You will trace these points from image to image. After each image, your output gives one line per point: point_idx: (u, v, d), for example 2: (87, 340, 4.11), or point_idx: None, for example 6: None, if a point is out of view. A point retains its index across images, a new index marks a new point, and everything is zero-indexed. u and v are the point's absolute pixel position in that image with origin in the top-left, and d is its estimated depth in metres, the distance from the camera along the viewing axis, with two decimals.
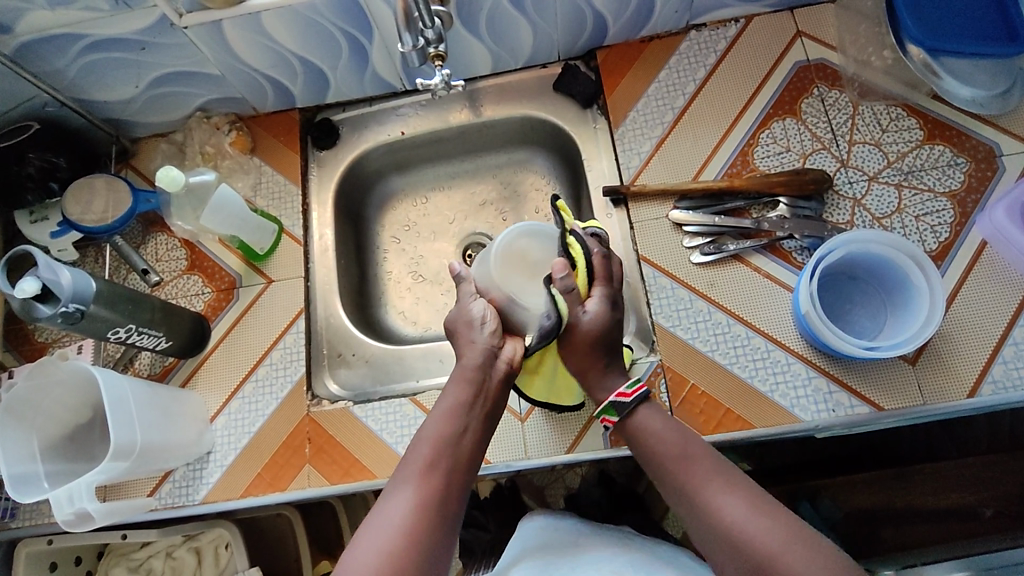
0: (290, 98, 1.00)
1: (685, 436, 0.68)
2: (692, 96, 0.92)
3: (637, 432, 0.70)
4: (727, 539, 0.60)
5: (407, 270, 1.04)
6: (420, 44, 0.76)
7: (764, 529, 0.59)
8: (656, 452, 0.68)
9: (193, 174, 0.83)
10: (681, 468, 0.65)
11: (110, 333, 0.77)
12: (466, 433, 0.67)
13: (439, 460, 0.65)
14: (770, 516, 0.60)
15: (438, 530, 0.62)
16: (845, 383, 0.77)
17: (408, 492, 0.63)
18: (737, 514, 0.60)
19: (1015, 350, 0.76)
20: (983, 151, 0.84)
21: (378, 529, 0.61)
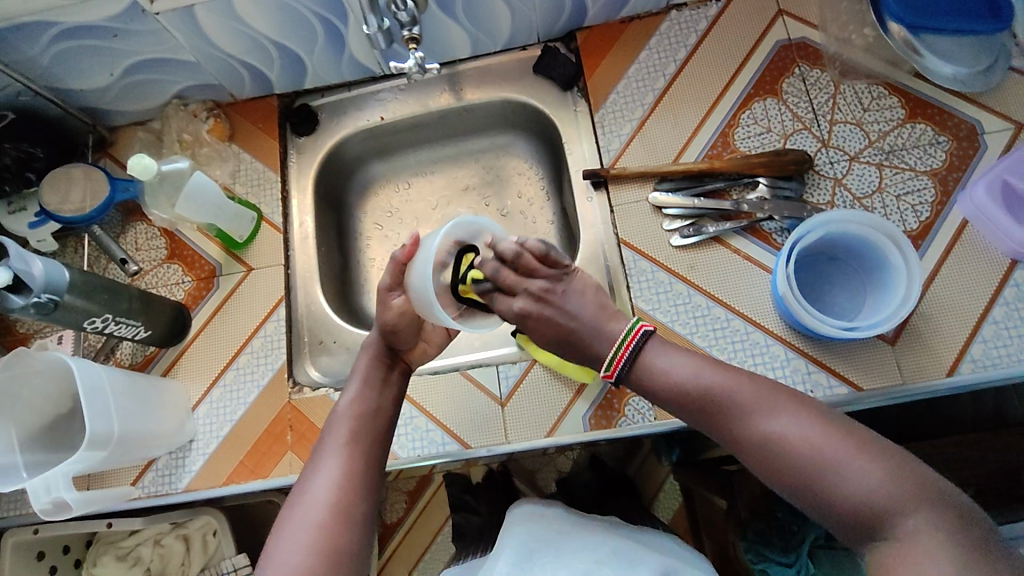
0: (267, 84, 0.98)
1: (703, 366, 0.64)
2: (673, 78, 0.91)
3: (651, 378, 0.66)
4: (771, 463, 0.58)
5: (390, 256, 1.04)
6: (385, 25, 0.75)
7: (806, 440, 0.57)
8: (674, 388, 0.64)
9: (167, 162, 0.82)
10: (705, 404, 0.62)
11: (86, 323, 0.77)
12: (374, 410, 0.71)
13: (356, 431, 0.68)
14: (812, 424, 0.58)
15: (361, 495, 0.64)
16: (823, 364, 0.77)
17: (329, 468, 0.65)
18: (779, 430, 0.58)
19: (995, 329, 0.76)
20: (965, 129, 0.82)
21: (306, 511, 0.62)
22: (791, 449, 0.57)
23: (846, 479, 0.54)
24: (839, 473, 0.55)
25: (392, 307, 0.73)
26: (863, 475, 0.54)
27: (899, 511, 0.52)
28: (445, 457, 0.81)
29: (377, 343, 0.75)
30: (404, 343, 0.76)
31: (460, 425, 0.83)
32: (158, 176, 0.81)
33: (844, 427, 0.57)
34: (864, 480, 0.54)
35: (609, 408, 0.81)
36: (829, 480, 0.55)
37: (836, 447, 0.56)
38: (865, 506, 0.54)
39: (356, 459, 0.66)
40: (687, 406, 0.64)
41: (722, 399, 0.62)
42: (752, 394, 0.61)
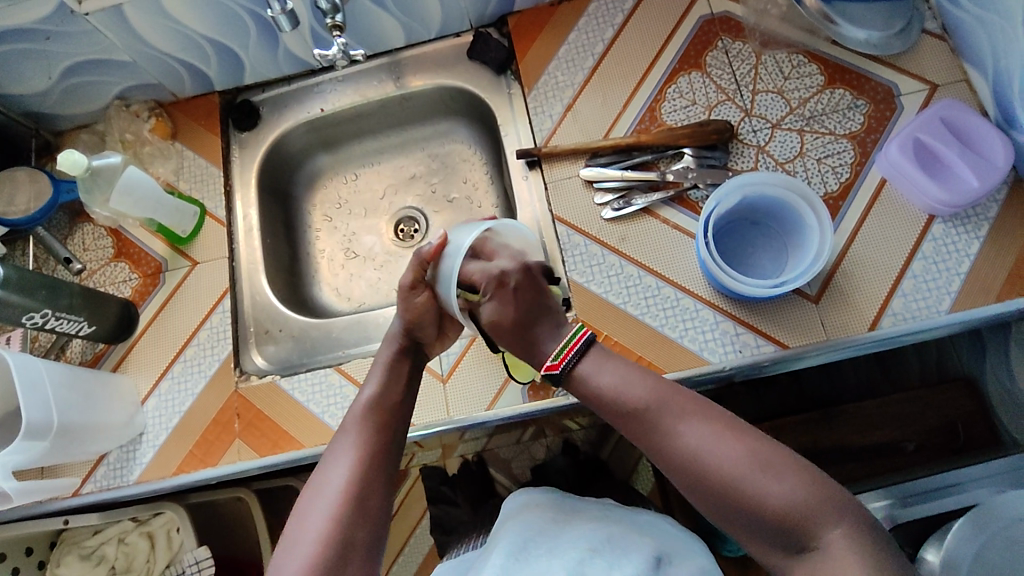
0: (206, 81, 1.00)
1: (635, 379, 0.66)
2: (601, 57, 0.93)
3: (586, 386, 0.68)
4: (698, 473, 0.59)
5: (340, 247, 1.07)
6: (288, 9, 0.77)
7: (731, 454, 0.59)
8: (615, 398, 0.66)
9: (98, 157, 0.82)
10: (644, 413, 0.64)
11: (25, 318, 0.78)
12: (394, 402, 0.73)
13: (373, 422, 0.71)
14: (739, 439, 0.60)
15: (378, 488, 0.67)
16: (751, 325, 0.79)
17: (346, 460, 0.67)
18: (703, 444, 0.60)
19: (914, 283, 0.78)
20: (883, 92, 0.84)
21: (322, 501, 0.64)
22: (716, 461, 0.59)
23: (768, 488, 0.57)
24: (759, 491, 0.57)
25: (417, 303, 0.75)
26: (782, 486, 0.57)
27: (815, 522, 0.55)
28: None
29: (397, 337, 0.77)
30: (426, 336, 0.78)
31: None
32: (90, 172, 0.81)
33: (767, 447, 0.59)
34: (787, 491, 0.56)
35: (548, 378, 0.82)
36: (752, 490, 0.57)
37: (757, 458, 0.58)
38: (787, 515, 0.56)
39: (375, 452, 0.68)
40: (624, 413, 0.65)
41: (656, 411, 0.63)
42: (685, 404, 0.63)
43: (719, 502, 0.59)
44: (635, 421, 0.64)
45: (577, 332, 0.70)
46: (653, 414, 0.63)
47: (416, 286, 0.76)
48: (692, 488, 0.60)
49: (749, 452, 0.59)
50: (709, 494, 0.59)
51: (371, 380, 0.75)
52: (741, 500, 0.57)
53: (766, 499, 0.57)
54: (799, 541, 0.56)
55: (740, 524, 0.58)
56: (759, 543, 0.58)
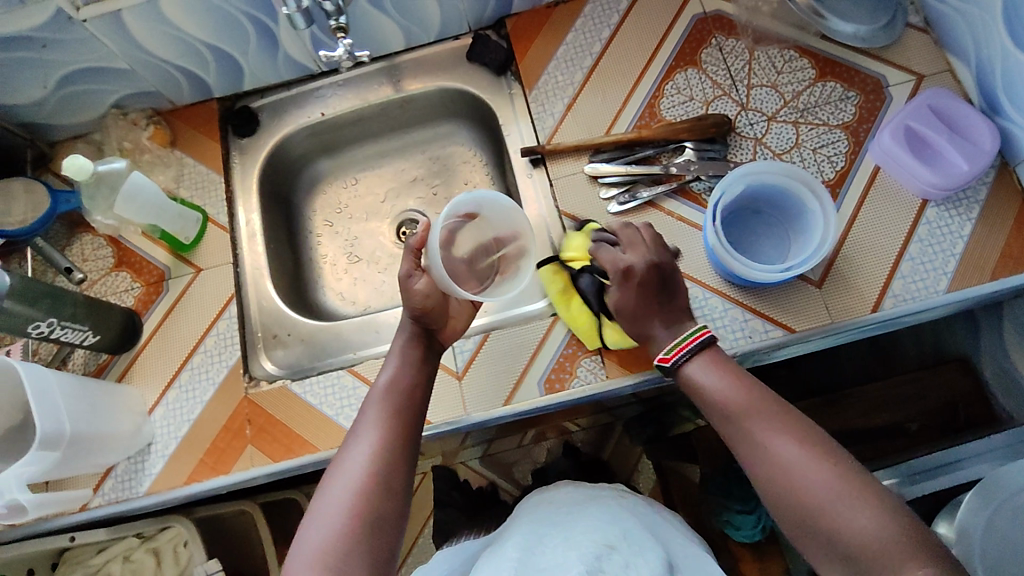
0: (205, 88, 0.99)
1: (735, 384, 0.67)
2: (599, 57, 0.95)
3: (690, 383, 0.70)
4: (782, 484, 0.61)
5: (343, 251, 1.08)
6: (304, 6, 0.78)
7: (819, 477, 0.59)
8: (712, 399, 0.68)
9: (102, 163, 0.82)
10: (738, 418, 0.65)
11: (30, 328, 0.77)
12: (412, 388, 0.75)
13: (395, 406, 0.72)
14: (827, 463, 0.60)
15: (398, 469, 0.67)
16: (759, 311, 0.81)
17: (366, 441, 0.68)
18: (792, 459, 0.61)
19: (912, 265, 0.80)
20: (871, 84, 0.88)
21: (343, 478, 0.66)
22: (796, 478, 0.60)
23: (847, 516, 0.57)
24: (840, 518, 0.57)
25: (417, 288, 0.76)
26: (864, 518, 0.56)
27: (892, 558, 0.54)
28: None
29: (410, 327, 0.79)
30: (436, 323, 0.80)
31: None
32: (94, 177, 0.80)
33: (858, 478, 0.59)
34: (868, 523, 0.56)
35: (563, 370, 0.84)
36: (832, 515, 0.58)
37: (846, 486, 0.58)
38: (863, 546, 0.56)
39: (394, 433, 0.69)
40: (721, 414, 0.67)
41: (750, 419, 0.65)
42: (781, 419, 0.64)
43: (793, 516, 0.60)
44: (724, 421, 0.66)
45: (695, 331, 0.71)
46: (746, 419, 0.65)
47: (413, 272, 0.77)
48: (769, 496, 0.62)
49: (838, 478, 0.59)
50: (784, 507, 0.61)
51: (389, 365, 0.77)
52: (820, 522, 0.58)
53: (846, 526, 0.57)
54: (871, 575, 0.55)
55: (813, 543, 0.59)
56: (831, 568, 0.59)
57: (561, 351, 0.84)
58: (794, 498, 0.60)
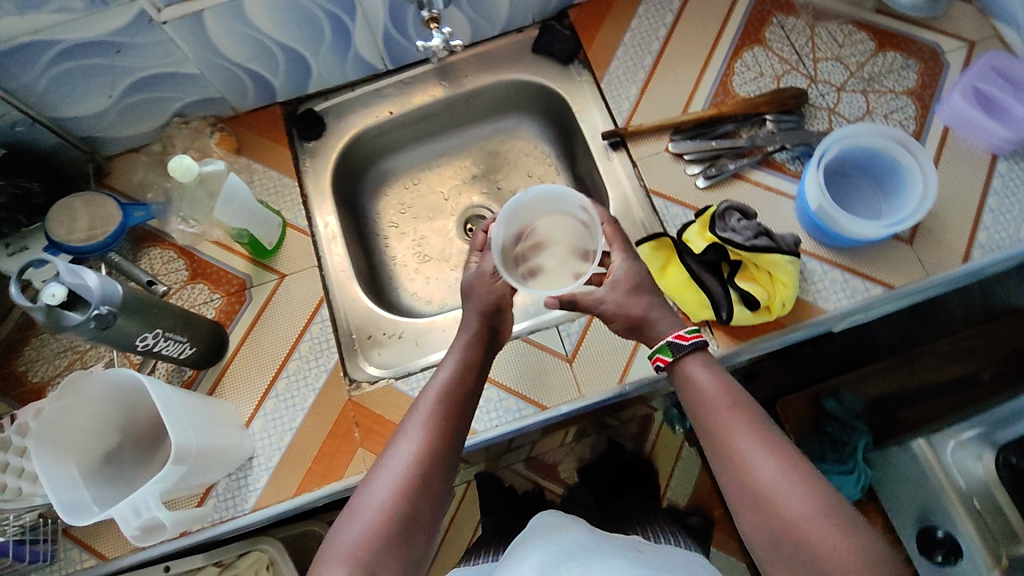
0: (269, 92, 0.97)
1: (732, 391, 0.69)
2: (666, 40, 0.97)
3: (686, 379, 0.72)
4: (759, 496, 0.62)
5: (412, 252, 1.06)
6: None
7: (798, 498, 0.60)
8: (703, 399, 0.70)
9: (204, 164, 0.80)
10: (723, 423, 0.67)
11: (137, 341, 0.72)
12: (466, 389, 0.74)
13: (445, 405, 0.71)
14: (803, 484, 0.61)
15: (442, 470, 0.67)
16: (858, 271, 0.83)
17: (414, 439, 0.68)
18: (770, 475, 0.62)
19: (993, 217, 0.85)
20: (929, 52, 0.93)
21: (386, 474, 0.66)
22: (778, 498, 0.61)
23: (823, 541, 0.58)
24: (812, 541, 0.58)
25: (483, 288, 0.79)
26: (842, 545, 0.57)
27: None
28: (526, 421, 0.81)
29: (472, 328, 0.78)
30: (498, 327, 0.79)
31: (533, 388, 0.83)
32: (198, 180, 0.79)
33: (834, 507, 0.60)
34: (839, 549, 0.57)
35: None
36: (803, 536, 0.59)
37: (820, 511, 0.60)
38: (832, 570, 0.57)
39: (441, 438, 0.69)
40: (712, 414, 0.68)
41: (736, 423, 0.67)
42: (766, 434, 0.66)
43: (772, 535, 0.61)
44: (710, 421, 0.68)
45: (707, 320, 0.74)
46: (732, 423, 0.67)
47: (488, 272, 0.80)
48: (746, 513, 0.63)
49: (815, 502, 0.60)
50: (764, 525, 0.61)
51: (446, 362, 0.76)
52: (792, 541, 0.59)
53: (816, 548, 0.58)
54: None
55: (778, 560, 0.60)
56: None
57: None
58: (767, 511, 0.61)
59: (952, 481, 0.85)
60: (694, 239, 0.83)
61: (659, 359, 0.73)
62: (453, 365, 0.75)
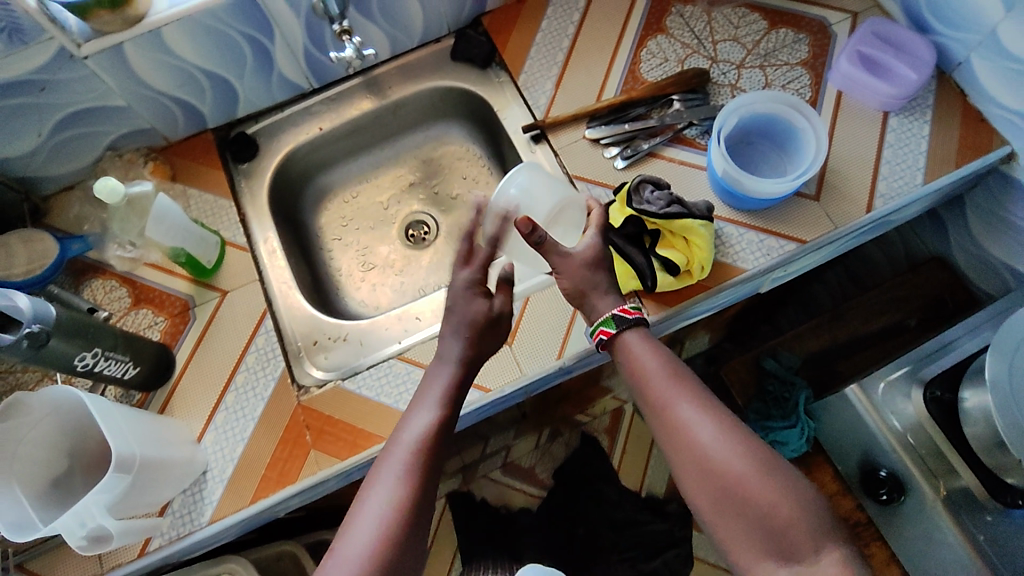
0: (199, 119, 1.00)
1: (670, 363, 0.72)
2: (575, 37, 1.02)
3: (627, 354, 0.73)
4: (700, 459, 0.65)
5: (357, 261, 1.09)
6: None
7: (737, 457, 0.63)
8: (643, 372, 0.71)
9: (132, 187, 0.86)
10: (663, 394, 0.69)
11: (76, 362, 0.74)
12: (447, 431, 0.71)
13: (429, 450, 0.68)
14: (740, 443, 0.65)
15: (422, 522, 0.65)
16: (772, 231, 0.88)
17: (392, 490, 0.65)
18: (708, 438, 0.65)
19: (890, 168, 0.91)
20: (817, 26, 0.99)
21: (362, 527, 0.63)
22: (719, 461, 0.64)
23: (762, 494, 0.61)
24: (752, 495, 0.61)
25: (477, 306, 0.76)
26: (781, 499, 0.61)
27: (795, 534, 0.60)
28: (471, 406, 0.83)
29: (457, 366, 0.75)
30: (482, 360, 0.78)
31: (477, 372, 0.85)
32: (127, 200, 0.84)
33: (769, 461, 0.64)
34: (778, 500, 0.61)
35: None
36: (743, 493, 0.62)
37: (757, 466, 0.63)
38: (773, 521, 0.60)
39: (422, 487, 0.66)
40: (652, 386, 0.70)
41: (675, 390, 0.69)
42: (702, 400, 0.68)
43: (716, 496, 0.63)
44: (651, 392, 0.70)
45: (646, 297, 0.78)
46: (672, 389, 0.69)
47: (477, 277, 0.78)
48: (691, 480, 0.65)
49: (752, 459, 0.63)
50: (709, 489, 0.64)
51: (420, 405, 0.73)
52: (735, 499, 0.62)
53: (758, 501, 0.61)
54: (790, 555, 0.59)
55: (723, 518, 0.63)
56: (745, 545, 0.62)
57: None
58: (709, 472, 0.64)
59: (885, 423, 0.91)
60: (617, 212, 0.88)
61: (602, 332, 0.75)
62: (434, 406, 0.72)
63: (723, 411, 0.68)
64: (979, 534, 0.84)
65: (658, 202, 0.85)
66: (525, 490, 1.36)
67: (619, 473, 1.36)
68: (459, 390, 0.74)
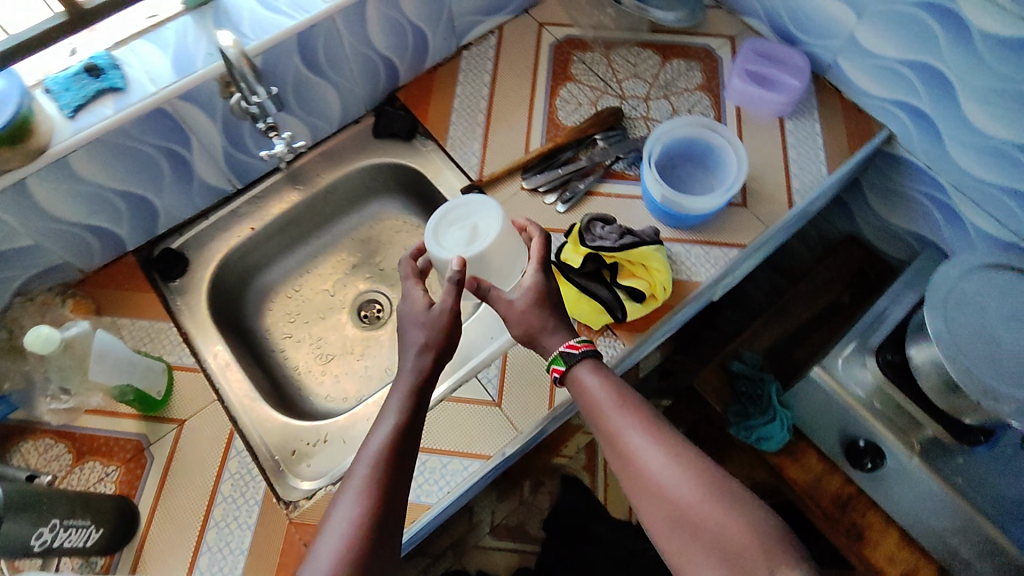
0: (118, 242, 0.93)
1: (618, 390, 0.72)
2: (491, 97, 1.06)
3: (579, 386, 0.74)
4: (652, 486, 0.65)
5: (313, 355, 1.04)
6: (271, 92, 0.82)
7: (686, 482, 0.63)
8: (594, 403, 0.72)
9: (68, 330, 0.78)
10: (611, 423, 0.70)
11: (33, 541, 0.64)
12: (409, 443, 0.67)
13: (390, 465, 0.64)
14: (690, 467, 0.64)
15: (382, 542, 0.60)
16: (714, 241, 0.94)
17: (347, 516, 0.60)
18: (658, 464, 0.65)
19: (798, 165, 1.00)
20: (704, 53, 1.09)
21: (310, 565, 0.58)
22: (665, 486, 0.64)
23: (713, 518, 0.60)
24: (705, 520, 0.61)
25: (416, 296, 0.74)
26: (730, 519, 0.60)
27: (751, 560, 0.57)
28: (476, 477, 0.81)
29: (415, 372, 0.70)
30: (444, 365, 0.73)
31: (474, 442, 0.83)
32: (63, 346, 0.76)
33: (717, 484, 0.63)
34: (729, 522, 0.60)
35: None
36: (695, 518, 0.61)
37: (707, 491, 0.62)
38: (726, 547, 0.59)
39: (388, 495, 0.62)
40: (602, 415, 0.71)
41: (623, 417, 0.70)
42: (650, 425, 0.69)
43: (668, 521, 0.63)
44: (602, 421, 0.71)
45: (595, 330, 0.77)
46: (622, 417, 0.70)
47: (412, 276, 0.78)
48: (647, 508, 0.65)
49: (702, 482, 0.63)
50: (662, 515, 0.63)
51: (387, 407, 0.69)
52: (689, 525, 0.61)
53: (710, 526, 0.60)
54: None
55: (680, 546, 0.62)
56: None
57: None
58: (662, 499, 0.64)
59: (852, 396, 0.97)
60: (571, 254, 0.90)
61: (554, 371, 0.75)
62: (393, 418, 0.67)
63: (671, 436, 0.68)
64: (958, 476, 0.91)
65: (609, 238, 0.88)
66: (526, 551, 1.32)
67: (607, 504, 1.34)
68: (426, 383, 0.71)
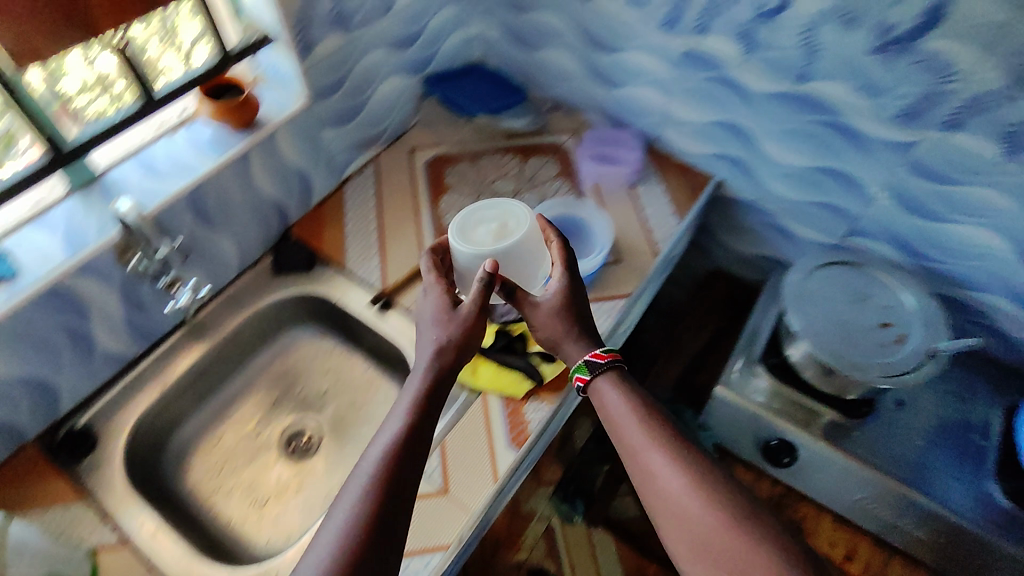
0: (18, 431, 0.89)
1: (640, 413, 0.77)
2: (379, 217, 1.16)
3: (603, 403, 0.81)
4: (673, 509, 0.69)
5: (246, 502, 1.00)
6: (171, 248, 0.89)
7: (706, 509, 0.67)
8: (618, 422, 0.78)
9: None
10: (634, 444, 0.75)
11: None
12: (418, 441, 0.74)
13: (399, 457, 0.71)
14: (709, 493, 0.68)
15: (388, 524, 0.67)
16: (603, 297, 1.06)
17: (353, 500, 0.67)
18: (677, 486, 0.70)
19: (654, 219, 1.16)
20: (554, 147, 1.28)
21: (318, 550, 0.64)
22: (690, 510, 0.67)
23: (733, 542, 0.64)
24: (724, 545, 0.64)
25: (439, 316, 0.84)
26: (748, 545, 0.63)
27: None
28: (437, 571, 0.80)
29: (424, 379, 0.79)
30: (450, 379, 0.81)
31: (428, 536, 0.83)
32: None
33: (736, 515, 0.66)
34: (748, 548, 0.63)
35: (517, 424, 0.92)
36: (717, 544, 0.65)
37: (726, 520, 0.65)
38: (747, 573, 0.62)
39: (389, 493, 0.68)
40: (626, 435, 0.76)
41: (644, 439, 0.75)
42: (670, 448, 0.73)
43: (691, 543, 0.66)
44: (625, 442, 0.76)
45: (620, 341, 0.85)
46: (644, 437, 0.75)
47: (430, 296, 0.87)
48: (669, 528, 0.69)
49: (722, 508, 0.67)
50: (684, 536, 0.67)
51: (398, 409, 0.77)
52: (709, 547, 0.65)
53: (730, 549, 0.64)
54: None
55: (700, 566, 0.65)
56: None
57: (506, 411, 0.94)
58: (683, 519, 0.68)
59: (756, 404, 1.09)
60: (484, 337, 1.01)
61: (579, 378, 0.83)
62: (400, 419, 0.75)
63: (692, 459, 0.72)
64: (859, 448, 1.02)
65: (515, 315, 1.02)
66: None
67: None
68: (434, 391, 0.78)
